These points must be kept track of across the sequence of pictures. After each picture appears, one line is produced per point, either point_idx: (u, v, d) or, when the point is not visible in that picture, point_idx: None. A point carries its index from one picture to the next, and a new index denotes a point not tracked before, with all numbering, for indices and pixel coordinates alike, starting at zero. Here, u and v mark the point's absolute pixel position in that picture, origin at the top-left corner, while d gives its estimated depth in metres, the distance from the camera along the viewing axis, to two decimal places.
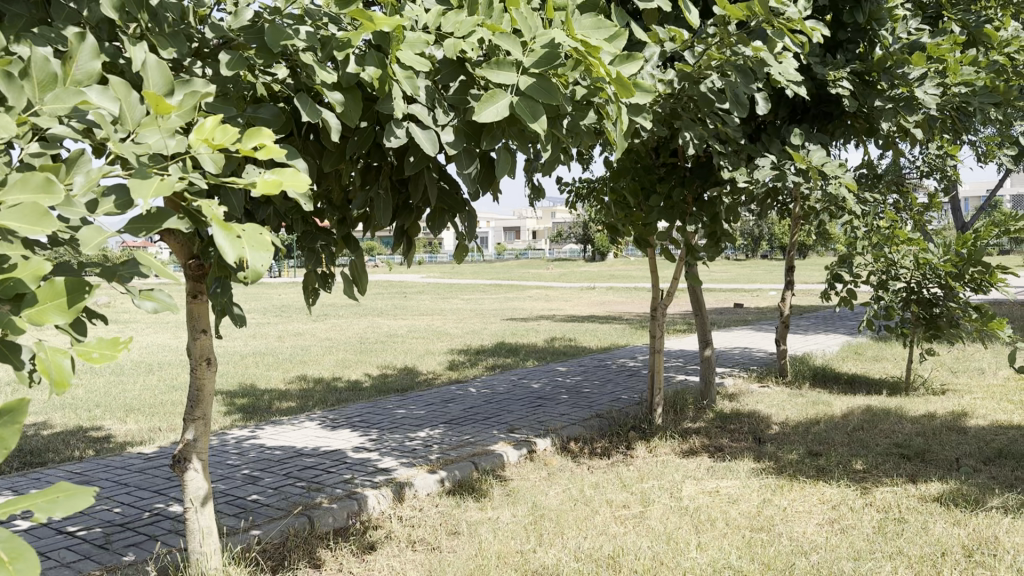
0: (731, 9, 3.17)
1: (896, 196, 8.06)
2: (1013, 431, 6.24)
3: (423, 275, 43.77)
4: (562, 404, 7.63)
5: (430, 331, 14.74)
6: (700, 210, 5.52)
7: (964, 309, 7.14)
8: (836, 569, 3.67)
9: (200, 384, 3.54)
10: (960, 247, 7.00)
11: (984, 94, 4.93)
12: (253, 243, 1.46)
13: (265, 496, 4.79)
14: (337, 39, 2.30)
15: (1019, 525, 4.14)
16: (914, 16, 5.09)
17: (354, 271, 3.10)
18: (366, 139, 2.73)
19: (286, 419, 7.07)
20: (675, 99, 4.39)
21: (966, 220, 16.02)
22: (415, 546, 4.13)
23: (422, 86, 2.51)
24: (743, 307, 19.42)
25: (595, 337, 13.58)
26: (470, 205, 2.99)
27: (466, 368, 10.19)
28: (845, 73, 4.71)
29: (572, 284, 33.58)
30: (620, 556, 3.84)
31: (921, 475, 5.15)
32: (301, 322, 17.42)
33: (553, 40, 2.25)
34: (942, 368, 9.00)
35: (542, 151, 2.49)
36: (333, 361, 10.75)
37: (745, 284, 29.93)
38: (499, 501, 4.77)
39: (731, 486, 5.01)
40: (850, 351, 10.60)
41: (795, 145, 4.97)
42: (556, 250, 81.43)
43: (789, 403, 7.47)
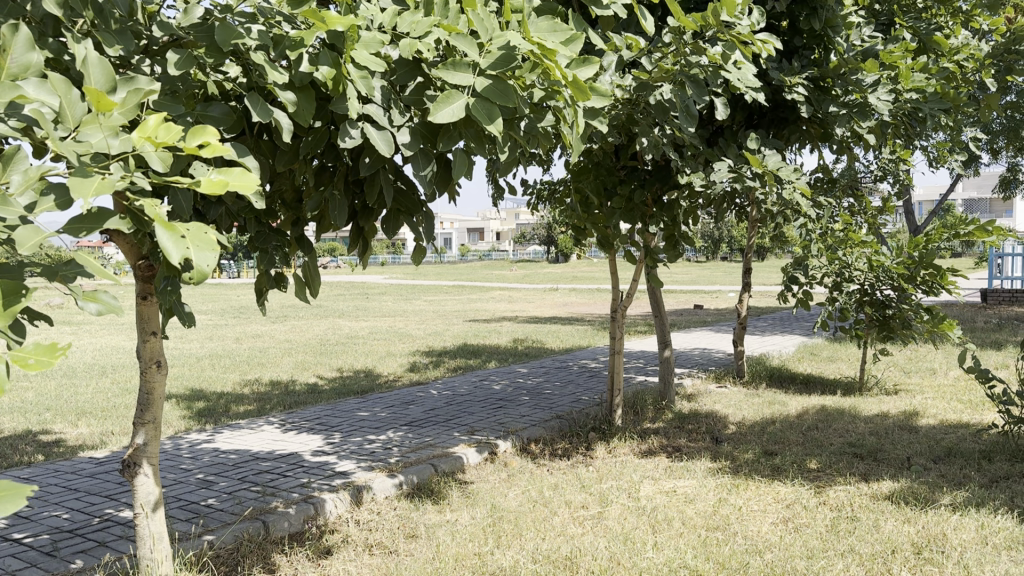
0: (687, 20, 3.20)
1: (851, 200, 8.20)
2: (962, 430, 6.38)
3: (386, 276, 43.59)
4: (524, 405, 7.63)
5: (391, 333, 14.69)
6: (659, 212, 5.62)
7: (916, 311, 7.28)
8: (789, 568, 3.70)
9: (150, 388, 3.46)
10: (912, 249, 7.14)
11: (935, 101, 5.02)
12: (198, 243, 1.45)
13: (219, 501, 4.72)
14: (289, 38, 2.27)
15: (965, 522, 4.23)
16: (866, 24, 5.19)
17: (306, 273, 3.06)
18: (320, 139, 2.70)
19: (243, 422, 6.97)
20: (633, 103, 4.40)
21: (918, 224, 16.37)
22: (371, 550, 4.08)
23: (377, 86, 2.49)
24: (703, 309, 19.64)
25: (557, 338, 13.63)
26: (427, 206, 2.97)
27: (428, 369, 10.14)
28: (800, 79, 4.77)
29: (534, 284, 33.64)
30: (578, 556, 3.85)
31: (873, 474, 5.24)
32: (259, 322, 17.22)
33: (509, 43, 2.26)
34: (896, 368, 9.19)
35: (499, 153, 2.46)
36: (292, 363, 10.65)
37: (704, 286, 30.34)
38: (458, 503, 4.76)
39: (688, 486, 5.06)
40: (806, 352, 10.78)
41: (751, 149, 5.00)
42: (518, 250, 81.60)
43: (746, 403, 7.56)
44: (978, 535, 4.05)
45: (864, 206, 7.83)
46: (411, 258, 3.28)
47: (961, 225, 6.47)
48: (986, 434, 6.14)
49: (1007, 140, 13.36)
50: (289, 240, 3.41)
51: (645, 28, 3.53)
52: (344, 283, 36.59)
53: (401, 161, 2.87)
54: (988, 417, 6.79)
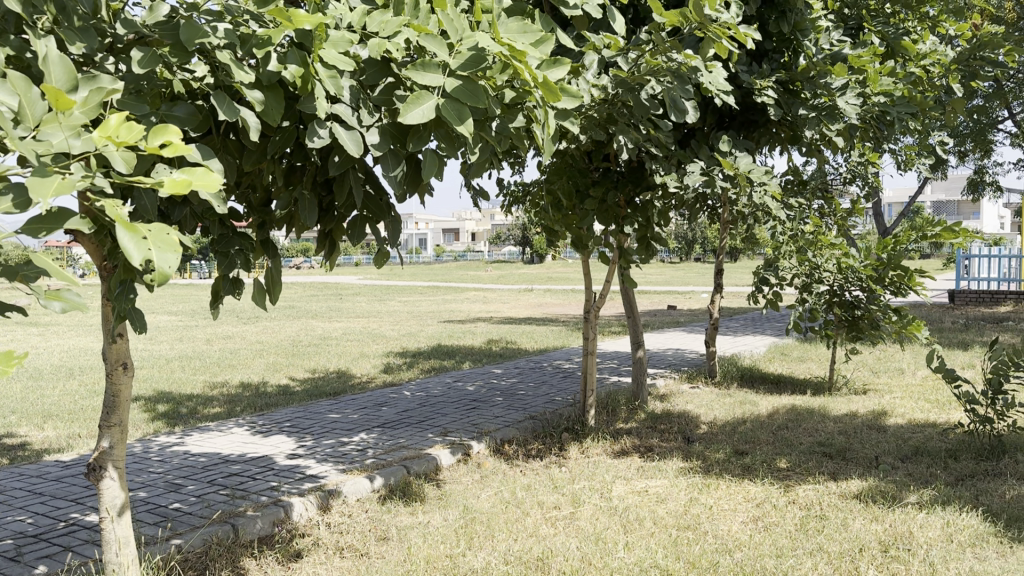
0: (668, 14, 3.21)
1: (821, 202, 8.28)
2: (929, 429, 6.47)
3: (360, 276, 43.44)
4: (497, 406, 7.63)
5: (364, 334, 14.63)
6: (634, 213, 5.67)
7: (884, 311, 7.38)
8: (758, 567, 3.73)
9: (116, 391, 3.41)
10: (880, 251, 7.23)
11: (902, 104, 5.07)
12: (159, 244, 1.44)
13: (188, 504, 4.66)
14: (256, 36, 2.25)
15: (931, 520, 4.29)
16: (836, 28, 5.25)
17: (269, 278, 3.02)
18: (288, 138, 2.67)
19: (213, 425, 6.90)
20: (607, 104, 4.42)
21: (887, 225, 16.61)
22: (343, 553, 4.06)
23: (346, 86, 2.47)
24: (676, 309, 19.77)
25: (531, 338, 13.64)
26: (395, 210, 2.94)
27: (401, 370, 10.10)
28: (770, 82, 4.81)
29: (507, 285, 33.63)
30: (549, 557, 3.85)
31: (841, 473, 5.31)
32: (230, 323, 17.05)
33: (478, 44, 2.26)
34: (864, 368, 9.30)
35: (471, 154, 2.45)
36: (264, 365, 10.57)
37: (676, 286, 30.53)
38: (430, 505, 4.74)
39: (659, 486, 5.09)
40: (777, 352, 10.89)
41: (723, 151, 5.04)
42: (493, 251, 81.58)
43: (717, 403, 7.61)
44: (944, 533, 4.11)
45: (833, 209, 7.92)
46: (375, 263, 3.26)
47: (929, 227, 6.58)
48: (952, 433, 6.24)
49: (973, 144, 13.59)
50: (255, 243, 3.37)
51: (618, 29, 3.53)
52: (318, 284, 36.38)
53: (370, 163, 2.85)
54: (954, 417, 6.89)
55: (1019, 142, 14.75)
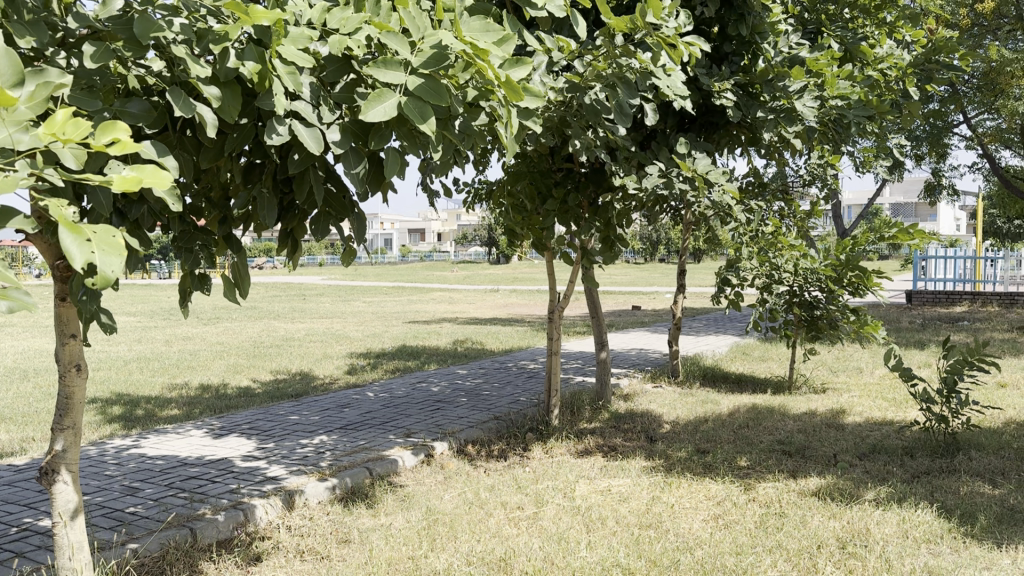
0: (614, 20, 3.32)
1: (780, 204, 8.37)
2: (886, 427, 6.58)
3: (324, 276, 43.11)
4: (461, 407, 7.61)
5: (328, 334, 14.54)
6: (593, 216, 5.58)
7: (843, 311, 7.51)
8: (719, 564, 3.77)
9: (70, 393, 3.34)
10: (839, 252, 7.33)
11: (859, 108, 5.14)
12: (103, 248, 1.45)
13: (145, 508, 4.58)
14: (214, 32, 2.21)
15: (888, 516, 4.36)
16: (794, 31, 5.32)
17: (236, 273, 2.97)
18: (246, 135, 2.63)
19: (171, 427, 6.79)
20: (565, 106, 4.40)
21: (846, 226, 16.86)
22: (303, 556, 4.01)
23: (305, 83, 2.44)
24: (640, 309, 19.92)
25: (496, 339, 13.62)
26: (359, 207, 2.90)
27: (365, 371, 10.04)
28: (729, 85, 4.86)
29: (471, 284, 33.53)
30: (512, 557, 3.85)
31: (801, 471, 5.38)
32: (190, 324, 16.77)
33: (441, 42, 2.25)
34: (824, 368, 9.43)
35: (433, 152, 2.42)
36: (224, 366, 10.43)
37: (639, 286, 30.70)
38: (392, 506, 4.71)
39: (622, 485, 5.11)
40: (738, 352, 11.00)
41: (682, 152, 5.08)
42: (459, 251, 81.42)
43: (680, 402, 7.66)
44: (900, 529, 4.19)
45: (793, 210, 8.04)
46: (342, 261, 3.23)
47: (886, 228, 6.70)
48: (908, 431, 6.35)
49: (929, 146, 13.88)
50: (216, 240, 3.31)
51: (579, 34, 3.53)
52: (281, 284, 36.06)
53: (331, 160, 2.81)
54: (910, 415, 7.03)
55: (973, 146, 15.10)
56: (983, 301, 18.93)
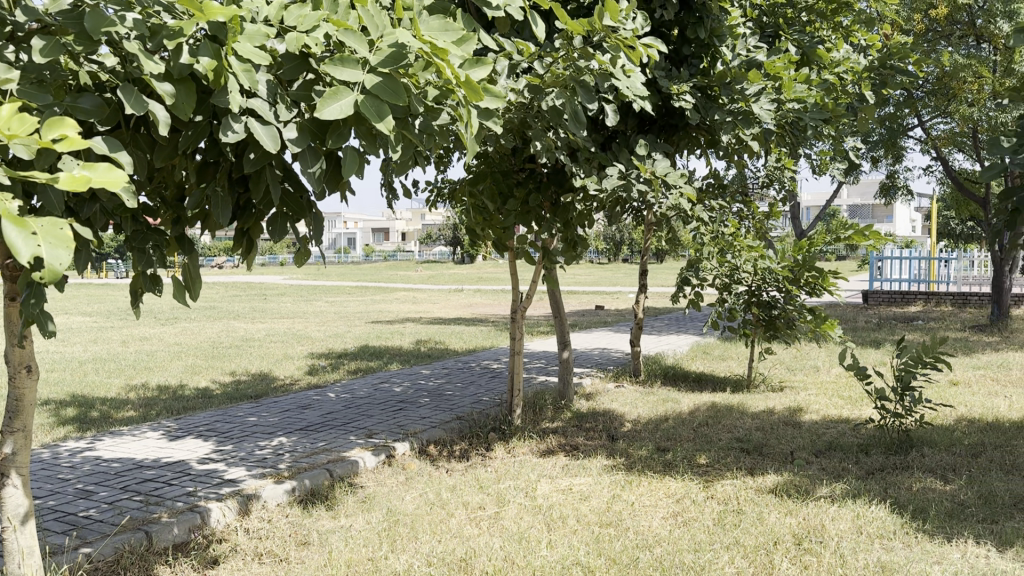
0: (573, 24, 3.35)
1: (740, 204, 8.47)
2: (842, 425, 6.70)
3: (286, 276, 42.76)
4: (424, 407, 7.60)
5: (289, 335, 14.40)
6: (554, 216, 5.61)
7: (800, 311, 7.63)
8: (676, 561, 3.80)
9: (20, 394, 3.27)
10: (796, 253, 7.45)
11: (814, 111, 5.23)
12: (50, 240, 1.47)
13: (99, 511, 4.49)
14: (167, 27, 2.18)
15: (842, 512, 4.45)
16: (752, 35, 5.41)
17: (187, 274, 2.92)
18: (202, 133, 2.60)
19: (127, 429, 6.67)
20: (526, 108, 4.40)
21: (805, 226, 17.11)
22: (261, 559, 3.97)
23: (261, 80, 2.42)
24: (603, 309, 20.03)
25: (459, 339, 13.60)
26: (316, 208, 2.87)
27: (326, 371, 9.96)
28: (687, 88, 4.92)
29: (433, 284, 33.39)
30: (473, 557, 3.85)
31: (758, 468, 5.46)
32: (147, 325, 16.49)
33: (399, 41, 2.25)
34: (781, 366, 9.57)
35: (391, 151, 2.41)
36: (182, 367, 10.28)
37: (601, 286, 30.87)
38: (352, 508, 4.67)
39: (583, 483, 5.15)
40: (699, 351, 11.12)
41: (641, 154, 5.13)
42: (423, 251, 81.14)
43: (641, 401, 7.72)
44: (854, 525, 4.27)
45: (752, 211, 8.14)
46: (296, 261, 3.21)
47: (842, 230, 6.81)
48: (863, 428, 6.47)
49: (884, 149, 14.17)
50: (169, 240, 3.25)
51: (538, 35, 3.54)
52: (243, 284, 35.65)
53: (287, 160, 2.78)
54: (865, 412, 7.16)
55: (928, 149, 15.42)
56: (937, 301, 19.35)
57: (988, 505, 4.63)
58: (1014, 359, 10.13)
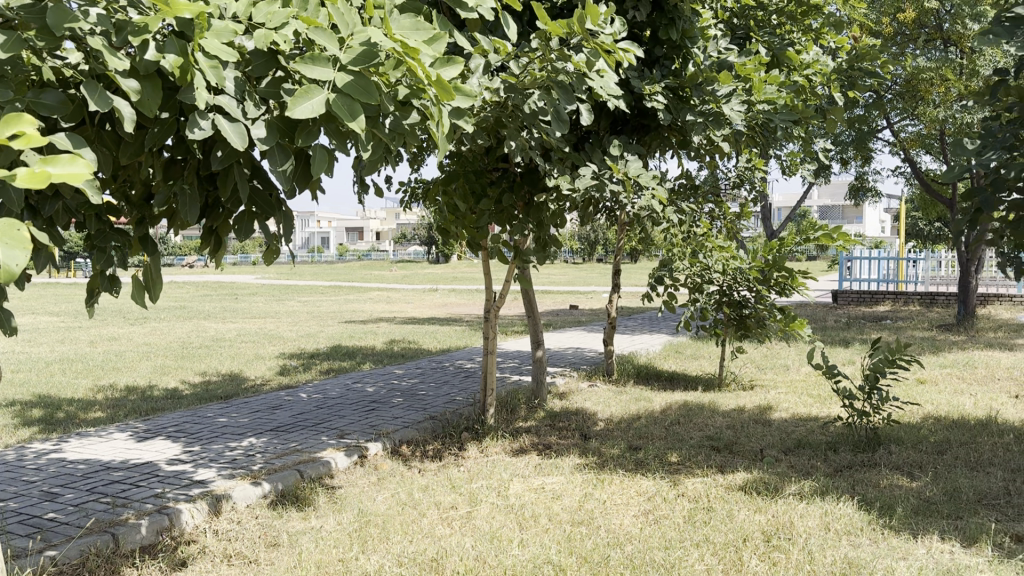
0: (551, 25, 3.35)
1: (712, 205, 8.53)
2: (811, 423, 6.78)
3: (258, 276, 42.41)
4: (396, 407, 7.57)
5: (261, 334, 14.28)
6: (526, 216, 5.61)
7: (770, 311, 7.71)
8: (647, 559, 3.82)
9: None
10: (766, 253, 7.51)
11: (784, 113, 5.29)
12: (6, 241, 1.46)
13: (64, 514, 4.42)
14: (132, 23, 2.15)
15: (811, 509, 4.50)
16: (723, 37, 5.45)
17: (148, 274, 2.87)
18: (168, 130, 2.57)
19: (93, 430, 6.57)
20: (500, 107, 4.39)
21: (776, 227, 17.28)
22: (230, 561, 3.93)
23: (230, 77, 2.39)
24: (578, 309, 20.08)
25: (432, 339, 13.57)
26: (286, 206, 2.84)
27: (298, 372, 9.89)
28: (660, 89, 4.95)
29: (406, 284, 33.25)
30: (444, 557, 3.85)
31: (728, 466, 5.50)
32: (115, 325, 16.25)
33: (370, 39, 2.24)
34: (752, 365, 9.67)
35: (364, 151, 2.40)
36: (151, 367, 10.15)
37: (574, 286, 30.98)
38: (324, 509, 4.64)
39: (555, 482, 5.16)
40: (671, 350, 11.19)
41: (614, 155, 5.16)
42: (397, 251, 80.86)
43: (614, 400, 7.75)
44: (822, 522, 4.32)
45: (723, 212, 8.22)
46: (264, 260, 3.18)
47: (811, 231, 6.89)
48: (831, 426, 6.56)
49: (853, 150, 14.35)
50: (131, 240, 3.21)
51: (512, 36, 3.53)
52: (215, 284, 35.32)
53: (257, 157, 2.75)
54: (834, 410, 7.25)
55: (896, 151, 15.65)
56: (905, 301, 19.63)
57: (953, 501, 4.71)
58: (978, 358, 10.32)
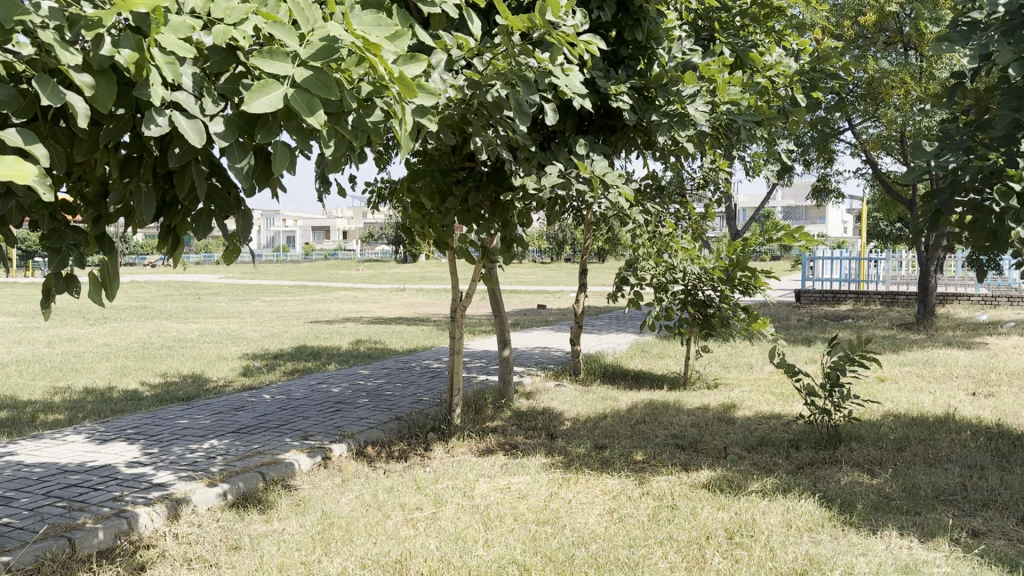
0: (513, 19, 3.34)
1: (677, 205, 8.58)
2: (773, 420, 6.86)
3: (221, 276, 41.89)
4: (362, 407, 7.52)
5: (224, 335, 14.10)
6: (493, 215, 5.60)
7: (734, 310, 7.78)
8: (611, 558, 3.83)
9: None
10: (730, 253, 7.57)
11: (747, 114, 5.34)
12: None
13: (18, 519, 4.32)
14: (86, 17, 2.10)
15: (773, 507, 4.54)
16: (688, 38, 5.49)
17: (103, 273, 2.80)
18: (124, 126, 2.52)
19: (50, 433, 6.44)
20: (465, 104, 4.37)
21: (740, 227, 17.47)
22: (190, 564, 3.87)
23: (187, 73, 2.35)
24: (545, 309, 20.11)
25: (399, 338, 13.50)
26: (245, 204, 2.80)
27: (262, 372, 9.77)
28: (625, 88, 4.96)
29: (372, 284, 33.03)
30: (407, 559, 3.82)
31: (692, 463, 5.54)
32: (75, 325, 15.96)
33: (331, 35, 2.22)
34: (716, 364, 9.75)
35: (325, 148, 2.37)
36: (110, 369, 9.96)
37: (540, 285, 31.03)
38: (286, 511, 4.59)
39: (521, 482, 5.16)
40: (638, 349, 11.25)
41: (580, 154, 5.17)
42: (363, 250, 80.38)
43: (580, 399, 7.78)
44: (783, 518, 4.36)
45: (688, 212, 8.27)
46: (224, 259, 3.13)
47: (774, 231, 6.96)
48: (793, 424, 6.64)
49: (816, 152, 14.54)
50: (87, 239, 3.14)
51: (474, 31, 3.51)
52: (178, 284, 34.80)
53: (215, 155, 2.71)
54: (796, 408, 7.34)
55: (858, 152, 15.89)
56: (866, 300, 19.94)
57: (912, 497, 4.80)
58: (937, 356, 10.51)
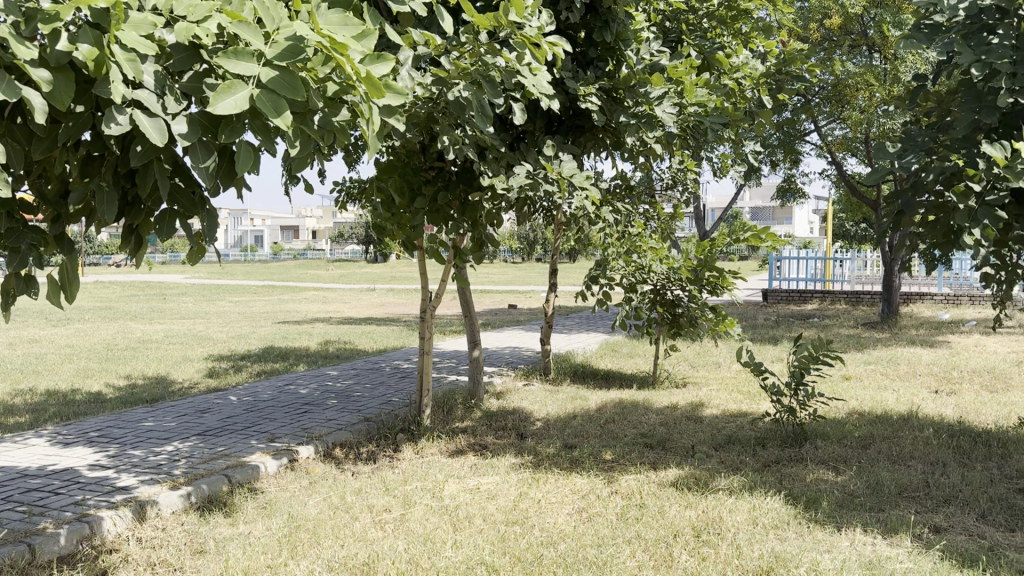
0: (478, 18, 3.33)
1: (647, 205, 8.62)
2: (741, 419, 6.92)
3: (187, 276, 41.37)
4: (330, 409, 7.47)
5: (191, 336, 13.91)
6: (462, 214, 5.58)
7: (701, 309, 7.85)
8: (579, 557, 3.84)
9: None
10: (697, 253, 7.62)
11: (714, 115, 5.38)
12: None
13: None
14: (44, 12, 2.08)
15: (740, 505, 4.58)
16: (656, 39, 5.50)
17: (62, 274, 2.75)
18: (83, 125, 2.48)
19: (10, 437, 6.31)
20: (433, 102, 4.35)
21: (708, 228, 17.61)
22: (154, 569, 3.81)
23: (149, 71, 2.32)
24: (516, 308, 20.12)
25: (369, 339, 13.42)
26: (208, 204, 2.76)
27: (229, 374, 9.66)
28: (593, 89, 4.97)
29: (341, 284, 32.81)
30: (375, 561, 3.80)
31: (661, 462, 5.58)
32: (36, 326, 15.66)
33: (296, 34, 2.20)
34: (685, 363, 9.81)
35: (291, 148, 2.34)
36: (73, 371, 9.79)
37: (509, 285, 31.06)
38: (252, 514, 4.55)
39: (490, 482, 5.15)
40: (608, 349, 11.30)
41: (548, 155, 5.17)
42: (333, 250, 79.84)
43: (550, 399, 7.79)
44: (750, 516, 4.41)
45: (657, 212, 8.32)
46: (188, 259, 3.09)
47: (740, 231, 7.02)
48: (760, 423, 6.70)
49: (783, 153, 14.70)
50: (47, 239, 3.08)
51: (441, 29, 3.50)
52: (143, 284, 34.28)
53: (178, 154, 2.67)
54: (763, 407, 7.42)
55: (823, 154, 16.09)
56: (832, 299, 20.19)
57: (875, 493, 4.87)
58: (901, 355, 10.67)
